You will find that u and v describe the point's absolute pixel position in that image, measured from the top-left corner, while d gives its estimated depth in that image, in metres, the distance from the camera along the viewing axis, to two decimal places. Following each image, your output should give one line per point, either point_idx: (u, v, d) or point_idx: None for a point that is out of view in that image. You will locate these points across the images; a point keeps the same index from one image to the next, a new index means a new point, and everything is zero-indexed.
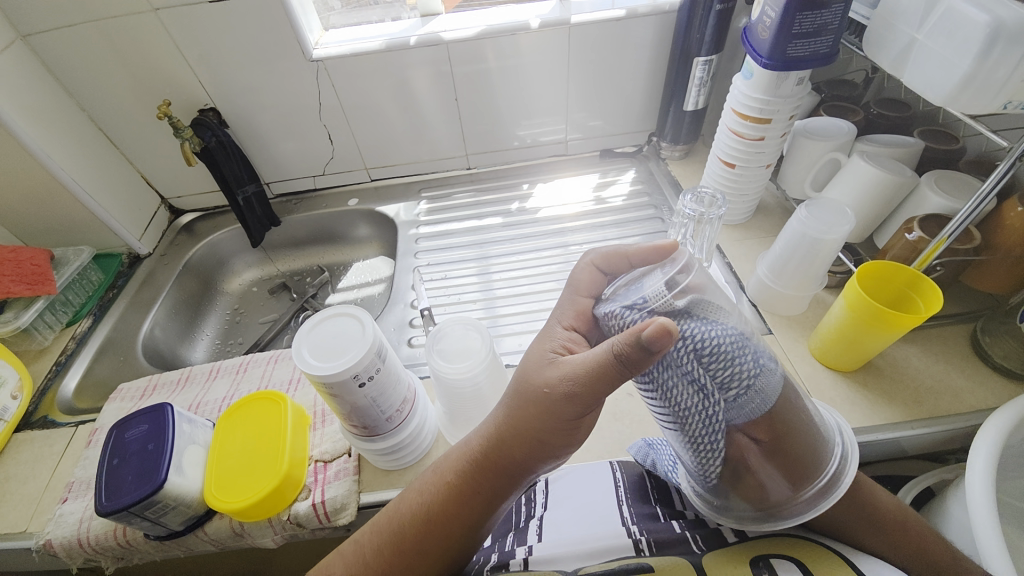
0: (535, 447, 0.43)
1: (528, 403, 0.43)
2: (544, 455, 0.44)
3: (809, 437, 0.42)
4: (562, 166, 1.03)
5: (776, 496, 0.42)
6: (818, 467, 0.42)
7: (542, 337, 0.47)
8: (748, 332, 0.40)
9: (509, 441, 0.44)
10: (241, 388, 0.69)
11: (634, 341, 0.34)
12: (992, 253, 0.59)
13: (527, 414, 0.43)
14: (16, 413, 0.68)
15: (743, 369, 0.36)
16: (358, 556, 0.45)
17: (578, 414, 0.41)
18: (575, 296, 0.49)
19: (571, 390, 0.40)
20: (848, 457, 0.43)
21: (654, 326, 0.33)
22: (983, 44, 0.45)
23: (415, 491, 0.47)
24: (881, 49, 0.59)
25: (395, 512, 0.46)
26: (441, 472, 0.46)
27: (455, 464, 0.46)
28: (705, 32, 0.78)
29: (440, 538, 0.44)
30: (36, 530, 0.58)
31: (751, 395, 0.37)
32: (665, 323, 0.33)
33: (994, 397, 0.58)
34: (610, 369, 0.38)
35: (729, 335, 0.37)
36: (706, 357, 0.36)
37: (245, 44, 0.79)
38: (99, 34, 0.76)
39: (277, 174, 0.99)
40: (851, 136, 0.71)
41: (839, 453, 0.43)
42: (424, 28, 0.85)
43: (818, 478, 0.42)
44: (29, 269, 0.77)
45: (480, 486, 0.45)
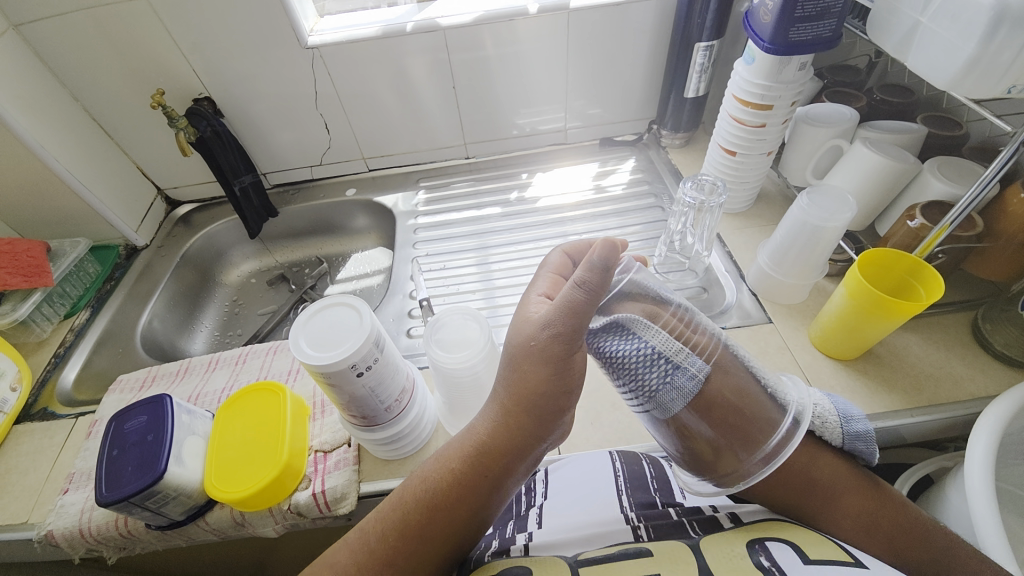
0: (528, 411, 0.44)
1: (523, 364, 0.44)
2: (542, 413, 0.44)
3: (752, 402, 0.44)
4: (562, 154, 1.02)
5: (725, 457, 0.44)
6: (767, 430, 0.44)
7: (519, 304, 0.49)
8: (675, 346, 0.41)
9: (517, 418, 0.44)
10: (240, 379, 0.69)
11: (591, 265, 0.41)
12: (995, 240, 0.58)
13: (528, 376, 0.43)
14: (16, 405, 0.68)
15: (645, 383, 0.41)
16: (362, 543, 0.44)
17: (568, 355, 0.42)
18: (547, 275, 0.51)
19: (554, 332, 0.42)
20: (801, 422, 0.44)
21: (600, 245, 0.41)
22: (988, 28, 0.44)
23: (418, 476, 0.46)
24: (886, 33, 0.58)
25: (398, 499, 0.46)
26: (445, 459, 0.46)
27: (460, 451, 0.45)
28: (706, 17, 0.76)
29: (444, 520, 0.44)
30: (38, 520, 0.58)
31: (653, 401, 0.42)
32: (609, 239, 0.41)
33: (994, 384, 0.58)
34: (584, 304, 0.41)
35: (633, 355, 0.40)
36: (611, 367, 0.42)
37: (239, 32, 0.78)
38: (91, 22, 0.75)
39: (274, 164, 0.98)
40: (853, 123, 0.70)
41: (792, 414, 0.45)
42: (421, 14, 0.84)
43: (767, 440, 0.44)
44: (26, 261, 0.76)
45: (486, 470, 0.45)
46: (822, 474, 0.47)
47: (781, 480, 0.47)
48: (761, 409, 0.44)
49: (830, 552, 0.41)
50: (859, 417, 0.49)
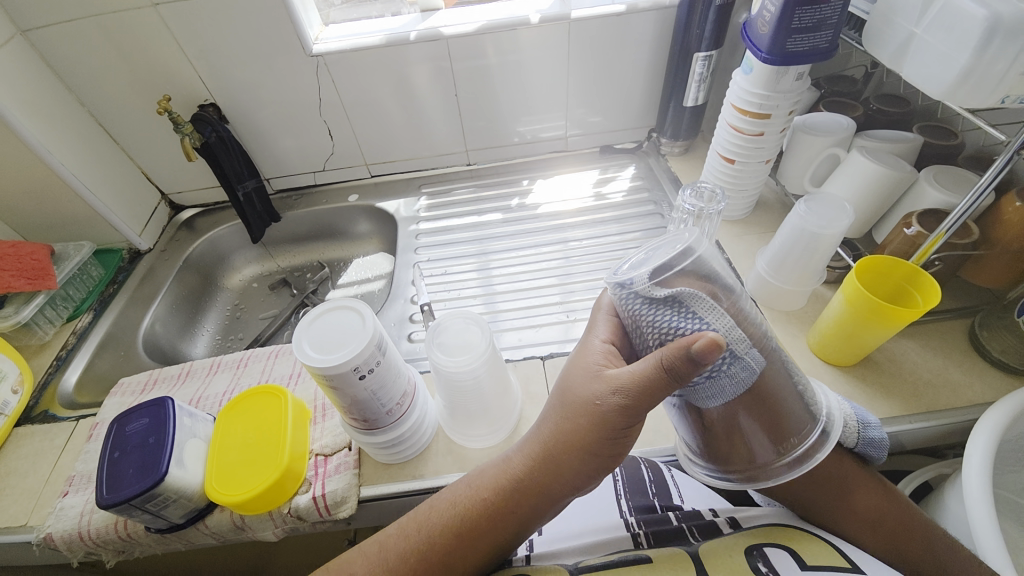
0: (581, 463, 0.42)
1: (585, 428, 0.41)
2: (583, 474, 0.43)
3: (790, 410, 0.42)
4: (563, 162, 1.03)
5: (761, 463, 0.44)
6: (798, 439, 0.43)
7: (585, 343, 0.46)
8: (736, 335, 0.38)
9: (562, 473, 0.43)
10: (242, 383, 0.69)
11: (684, 353, 0.34)
12: (991, 248, 0.59)
13: (593, 437, 0.41)
14: (17, 408, 0.68)
15: None
16: (382, 558, 0.45)
17: (626, 426, 0.40)
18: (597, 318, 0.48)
19: (620, 402, 0.39)
20: (830, 434, 0.44)
21: (702, 343, 0.34)
22: (982, 39, 0.45)
23: (450, 499, 0.46)
24: (880, 44, 0.59)
25: (426, 519, 0.46)
26: (478, 487, 0.46)
27: (494, 483, 0.45)
28: (705, 27, 0.78)
29: (467, 541, 0.44)
30: (37, 523, 0.58)
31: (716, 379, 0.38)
32: (716, 338, 0.34)
33: (991, 391, 0.58)
34: (662, 383, 0.37)
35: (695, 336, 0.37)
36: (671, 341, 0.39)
37: (245, 40, 0.79)
38: (99, 30, 0.76)
39: (278, 170, 0.99)
40: (850, 132, 0.71)
41: (822, 427, 0.44)
42: (425, 23, 0.85)
43: (796, 448, 0.43)
44: (30, 263, 0.77)
45: (515, 506, 0.44)
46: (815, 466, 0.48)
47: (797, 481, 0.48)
48: (795, 420, 0.43)
49: (825, 560, 0.41)
50: (875, 423, 0.50)
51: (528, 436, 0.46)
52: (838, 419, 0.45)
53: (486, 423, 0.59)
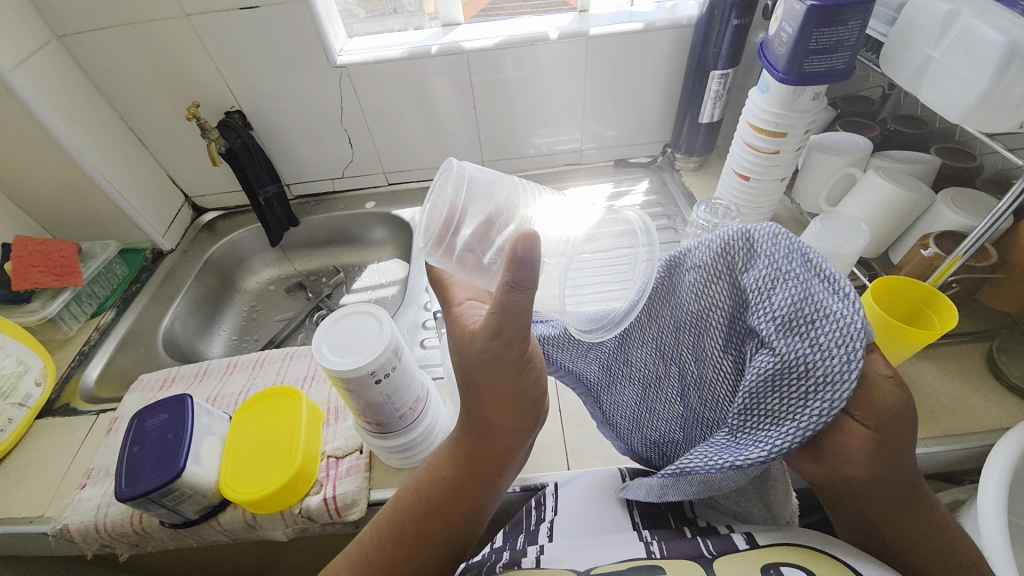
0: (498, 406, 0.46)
1: (498, 385, 0.45)
2: (508, 413, 0.46)
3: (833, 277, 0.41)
4: (577, 175, 1.04)
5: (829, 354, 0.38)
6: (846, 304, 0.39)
7: (447, 310, 0.48)
8: None
9: (489, 420, 0.47)
10: (257, 383, 0.70)
11: (514, 265, 0.37)
12: (1009, 272, 0.59)
13: (512, 383, 0.45)
14: (39, 400, 0.70)
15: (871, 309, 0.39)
16: (361, 552, 0.46)
17: (523, 359, 0.44)
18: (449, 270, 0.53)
19: (505, 341, 0.42)
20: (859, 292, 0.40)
21: (519, 239, 0.36)
22: (1000, 65, 0.46)
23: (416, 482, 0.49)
24: (898, 66, 0.60)
25: (400, 503, 0.48)
26: (435, 467, 0.48)
27: (451, 459, 0.48)
28: (722, 46, 0.79)
29: (443, 512, 0.47)
30: (55, 514, 0.59)
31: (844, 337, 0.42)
32: (526, 232, 0.36)
33: (1009, 416, 0.58)
34: (519, 305, 0.40)
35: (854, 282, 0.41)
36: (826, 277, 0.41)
37: (273, 49, 0.82)
38: (132, 37, 0.79)
39: (298, 175, 1.01)
40: (867, 152, 0.72)
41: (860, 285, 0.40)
42: (445, 37, 0.87)
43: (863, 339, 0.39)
44: (57, 261, 0.80)
45: (478, 468, 0.47)
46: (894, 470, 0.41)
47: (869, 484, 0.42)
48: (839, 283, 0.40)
49: None
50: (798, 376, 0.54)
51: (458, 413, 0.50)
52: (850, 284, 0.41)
53: None
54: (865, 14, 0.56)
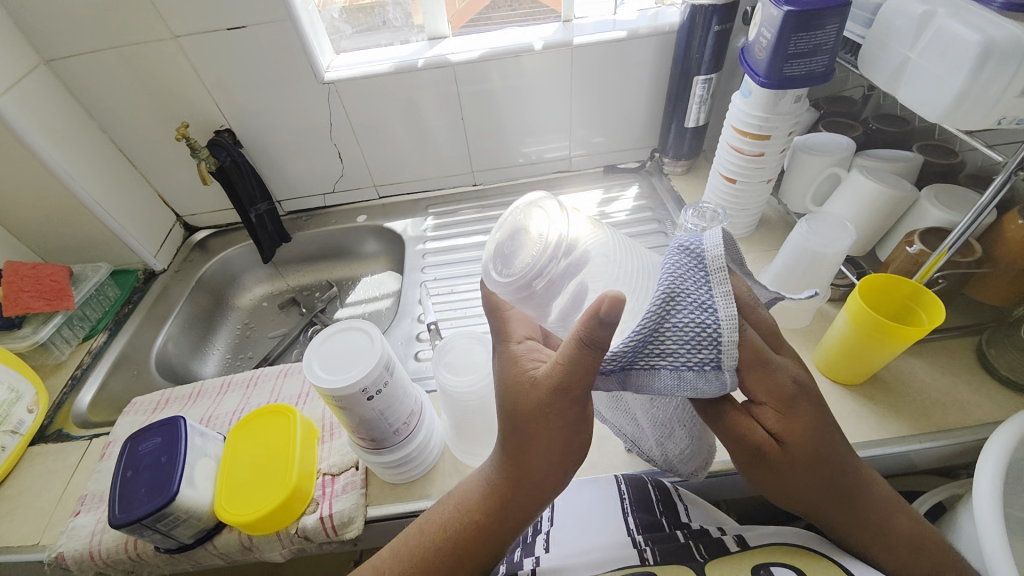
0: (539, 448, 0.41)
1: (541, 428, 0.40)
2: (550, 459, 0.42)
3: (685, 310, 0.36)
4: (567, 182, 1.04)
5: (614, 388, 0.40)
6: (657, 343, 0.37)
7: (503, 349, 0.44)
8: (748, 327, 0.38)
9: (531, 468, 0.43)
10: (251, 402, 0.70)
11: (596, 320, 0.34)
12: (995, 266, 0.59)
13: (559, 431, 0.40)
14: (31, 427, 0.70)
15: (700, 356, 0.37)
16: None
17: (584, 415, 0.40)
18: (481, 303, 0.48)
19: (568, 397, 0.39)
20: (685, 331, 0.36)
21: (605, 301, 0.34)
22: (975, 63, 0.46)
23: (440, 527, 0.46)
24: (876, 67, 0.61)
25: (417, 550, 0.45)
26: (466, 506, 0.45)
27: (482, 500, 0.45)
28: (704, 51, 0.80)
29: (468, 553, 0.44)
30: (48, 543, 0.59)
31: (693, 377, 0.37)
32: (618, 296, 0.34)
33: (1001, 409, 0.58)
34: (590, 363, 0.37)
35: (705, 323, 0.36)
36: (686, 311, 0.36)
37: (260, 68, 0.82)
38: (120, 59, 0.80)
39: (289, 192, 1.01)
40: (850, 151, 0.72)
41: (699, 325, 0.36)
42: (432, 50, 0.88)
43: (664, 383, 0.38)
44: (49, 285, 0.80)
45: (510, 511, 0.44)
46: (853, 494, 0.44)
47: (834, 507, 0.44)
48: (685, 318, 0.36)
49: None
50: None
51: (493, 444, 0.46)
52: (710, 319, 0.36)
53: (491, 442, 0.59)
54: (842, 18, 0.57)
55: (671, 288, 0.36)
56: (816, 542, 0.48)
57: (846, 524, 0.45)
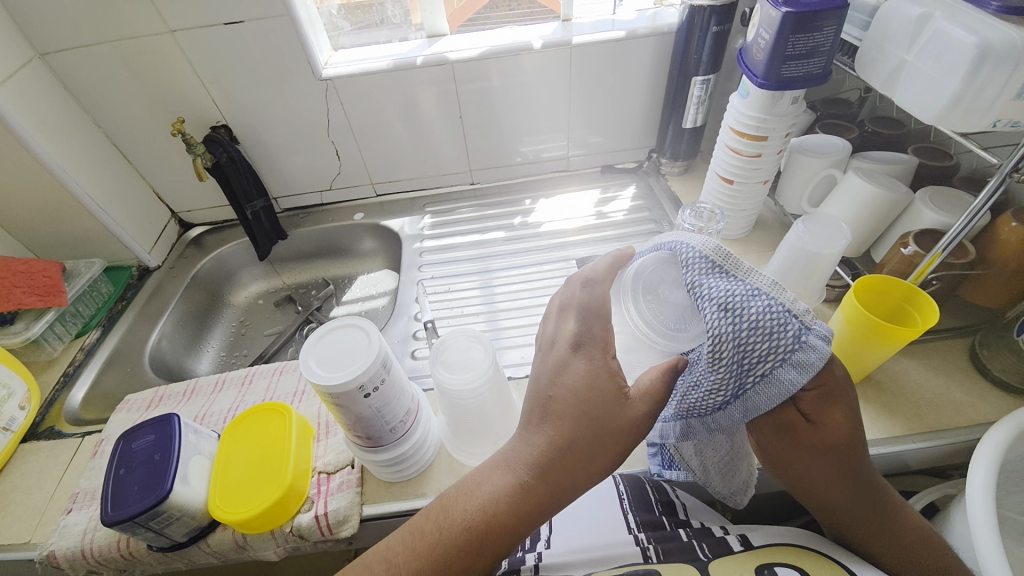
0: (582, 464, 0.42)
1: (608, 436, 0.42)
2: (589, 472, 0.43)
3: (747, 311, 0.40)
4: (565, 182, 1.04)
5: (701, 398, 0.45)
6: (738, 349, 0.40)
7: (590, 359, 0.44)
8: (800, 306, 0.42)
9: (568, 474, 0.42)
10: (246, 400, 0.70)
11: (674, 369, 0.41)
12: (988, 268, 0.59)
13: (610, 454, 0.42)
14: (23, 424, 0.69)
15: (781, 343, 0.40)
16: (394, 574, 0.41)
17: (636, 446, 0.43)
18: (567, 284, 0.49)
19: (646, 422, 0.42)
20: (760, 328, 0.39)
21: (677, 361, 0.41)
22: (972, 65, 0.47)
23: (460, 518, 0.43)
24: (873, 70, 0.61)
25: (437, 540, 0.42)
26: (490, 506, 0.42)
27: (507, 499, 0.42)
28: (703, 52, 0.80)
29: (493, 544, 0.42)
30: (40, 540, 0.58)
31: (785, 367, 0.40)
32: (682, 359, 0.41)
33: (993, 410, 0.59)
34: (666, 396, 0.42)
35: (771, 310, 0.40)
36: (745, 312, 0.40)
37: (259, 63, 0.82)
38: (115, 54, 0.79)
39: (286, 189, 1.01)
40: (847, 153, 0.73)
41: (767, 317, 0.39)
42: (430, 48, 0.87)
43: (756, 382, 0.41)
44: (41, 280, 0.78)
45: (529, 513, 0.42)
46: (869, 494, 0.45)
47: (846, 504, 0.45)
48: (750, 314, 0.39)
49: None
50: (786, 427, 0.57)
51: (520, 437, 0.45)
52: (769, 309, 0.40)
53: (489, 440, 0.59)
54: (840, 20, 0.57)
55: (723, 299, 0.40)
56: (812, 540, 0.48)
57: (847, 518, 0.46)
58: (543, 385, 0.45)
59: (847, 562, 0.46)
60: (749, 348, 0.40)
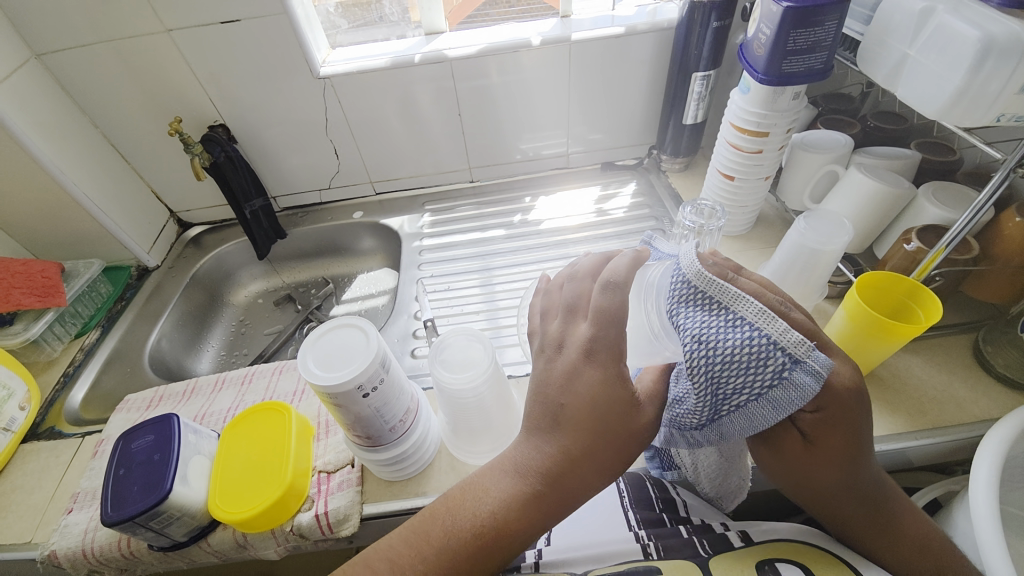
0: (587, 470, 0.41)
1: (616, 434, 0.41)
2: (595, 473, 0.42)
3: (721, 346, 0.39)
4: (565, 179, 1.04)
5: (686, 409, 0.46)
6: (710, 382, 0.40)
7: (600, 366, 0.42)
8: (793, 339, 0.38)
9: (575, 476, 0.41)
10: (246, 399, 0.69)
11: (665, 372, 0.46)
12: (991, 264, 0.59)
13: (618, 452, 0.42)
14: (24, 424, 0.69)
15: (755, 380, 0.38)
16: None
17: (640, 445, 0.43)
18: (578, 281, 0.47)
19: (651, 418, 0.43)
20: (733, 364, 0.39)
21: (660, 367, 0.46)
22: (976, 59, 0.46)
23: (469, 523, 0.42)
24: (875, 64, 0.60)
25: (442, 544, 0.41)
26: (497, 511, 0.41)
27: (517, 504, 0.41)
28: (703, 48, 0.79)
29: (504, 549, 0.41)
30: (41, 541, 0.58)
31: (762, 403, 0.39)
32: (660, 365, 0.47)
33: (997, 406, 0.58)
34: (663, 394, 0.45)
35: (749, 345, 0.38)
36: (719, 346, 0.39)
37: (256, 62, 0.81)
38: (112, 53, 0.79)
39: (284, 188, 1.00)
40: (848, 148, 0.72)
41: (742, 352, 0.38)
42: (429, 45, 0.87)
43: (731, 412, 0.41)
44: (40, 281, 0.78)
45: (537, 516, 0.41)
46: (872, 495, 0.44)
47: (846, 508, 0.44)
48: (724, 349, 0.39)
49: None
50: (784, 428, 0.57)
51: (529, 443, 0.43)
52: (746, 344, 0.38)
53: (489, 440, 0.59)
54: (841, 14, 0.56)
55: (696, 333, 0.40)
56: (814, 537, 0.48)
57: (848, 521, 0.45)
58: (553, 392, 0.43)
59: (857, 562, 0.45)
60: (721, 382, 0.39)
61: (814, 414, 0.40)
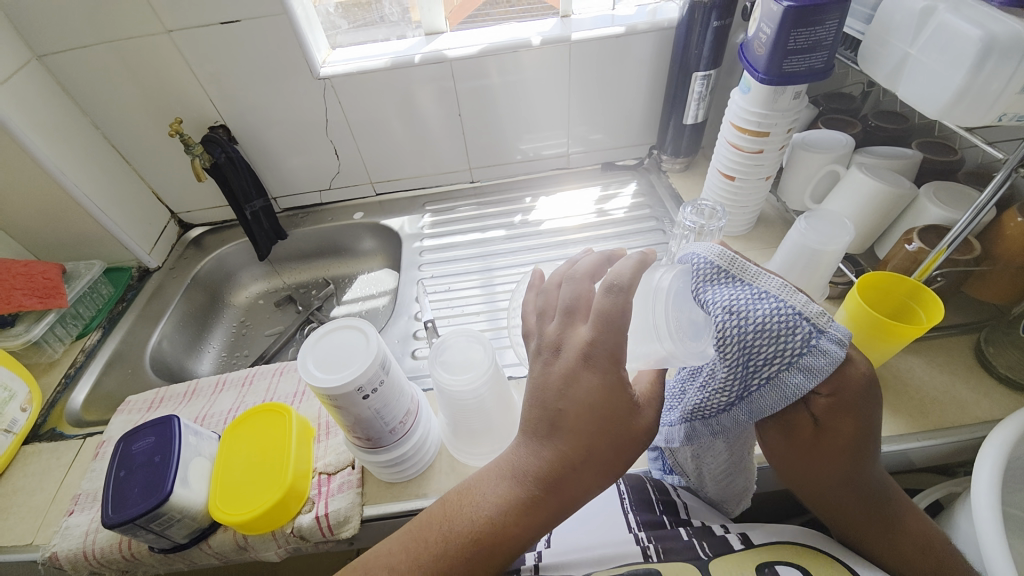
0: (583, 473, 0.41)
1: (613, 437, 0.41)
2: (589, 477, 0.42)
3: (750, 316, 0.39)
4: (565, 179, 1.04)
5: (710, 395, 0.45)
6: (739, 353, 0.39)
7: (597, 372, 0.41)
8: (813, 310, 0.39)
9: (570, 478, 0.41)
10: (246, 401, 0.69)
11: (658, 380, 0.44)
12: (993, 264, 0.59)
13: (614, 455, 0.41)
14: (25, 426, 0.69)
15: (787, 348, 0.38)
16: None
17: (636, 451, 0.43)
18: (578, 281, 0.45)
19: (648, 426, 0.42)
20: (763, 333, 0.38)
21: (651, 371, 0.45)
22: (977, 59, 0.46)
23: (469, 528, 0.42)
24: (876, 64, 0.60)
25: (443, 550, 0.41)
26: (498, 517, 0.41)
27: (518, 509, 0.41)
28: (703, 47, 0.79)
29: (505, 552, 0.41)
30: (42, 542, 0.58)
31: (793, 372, 0.39)
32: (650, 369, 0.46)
33: (999, 407, 0.58)
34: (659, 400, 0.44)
35: (779, 313, 0.38)
36: (749, 316, 0.39)
37: (256, 63, 0.81)
38: (113, 55, 0.79)
39: (285, 189, 1.00)
40: (849, 148, 0.72)
41: (771, 322, 0.38)
42: (428, 46, 0.87)
43: (761, 385, 0.41)
44: (42, 283, 0.79)
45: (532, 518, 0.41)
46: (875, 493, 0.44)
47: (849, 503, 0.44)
48: (753, 320, 0.39)
49: None
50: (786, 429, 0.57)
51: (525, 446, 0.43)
52: (775, 314, 0.38)
53: (489, 442, 0.59)
54: (842, 13, 0.56)
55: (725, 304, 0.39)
56: (815, 539, 0.48)
57: (851, 517, 0.45)
58: (551, 398, 0.42)
59: (853, 562, 0.45)
60: (753, 352, 0.39)
61: (827, 399, 0.40)
